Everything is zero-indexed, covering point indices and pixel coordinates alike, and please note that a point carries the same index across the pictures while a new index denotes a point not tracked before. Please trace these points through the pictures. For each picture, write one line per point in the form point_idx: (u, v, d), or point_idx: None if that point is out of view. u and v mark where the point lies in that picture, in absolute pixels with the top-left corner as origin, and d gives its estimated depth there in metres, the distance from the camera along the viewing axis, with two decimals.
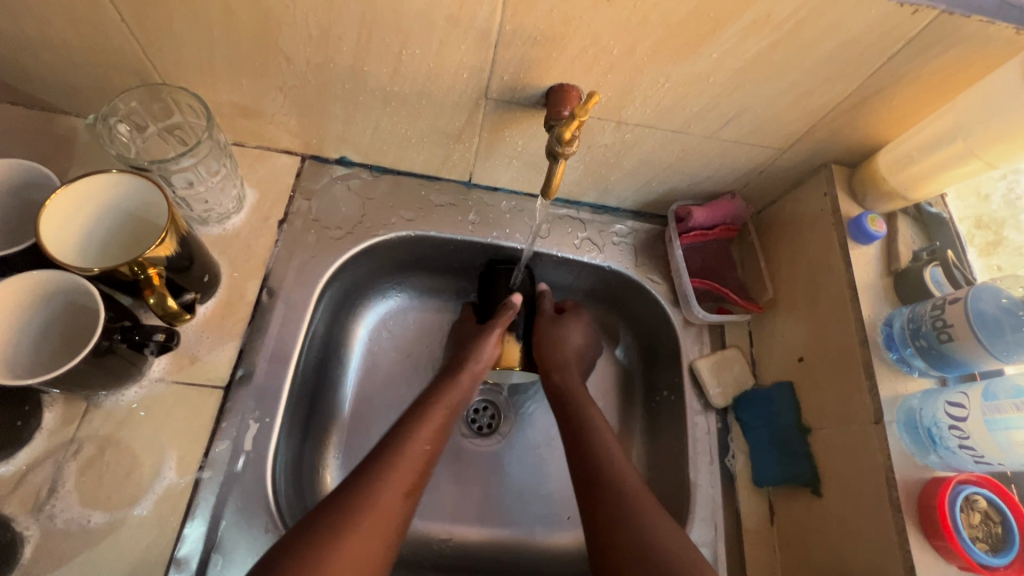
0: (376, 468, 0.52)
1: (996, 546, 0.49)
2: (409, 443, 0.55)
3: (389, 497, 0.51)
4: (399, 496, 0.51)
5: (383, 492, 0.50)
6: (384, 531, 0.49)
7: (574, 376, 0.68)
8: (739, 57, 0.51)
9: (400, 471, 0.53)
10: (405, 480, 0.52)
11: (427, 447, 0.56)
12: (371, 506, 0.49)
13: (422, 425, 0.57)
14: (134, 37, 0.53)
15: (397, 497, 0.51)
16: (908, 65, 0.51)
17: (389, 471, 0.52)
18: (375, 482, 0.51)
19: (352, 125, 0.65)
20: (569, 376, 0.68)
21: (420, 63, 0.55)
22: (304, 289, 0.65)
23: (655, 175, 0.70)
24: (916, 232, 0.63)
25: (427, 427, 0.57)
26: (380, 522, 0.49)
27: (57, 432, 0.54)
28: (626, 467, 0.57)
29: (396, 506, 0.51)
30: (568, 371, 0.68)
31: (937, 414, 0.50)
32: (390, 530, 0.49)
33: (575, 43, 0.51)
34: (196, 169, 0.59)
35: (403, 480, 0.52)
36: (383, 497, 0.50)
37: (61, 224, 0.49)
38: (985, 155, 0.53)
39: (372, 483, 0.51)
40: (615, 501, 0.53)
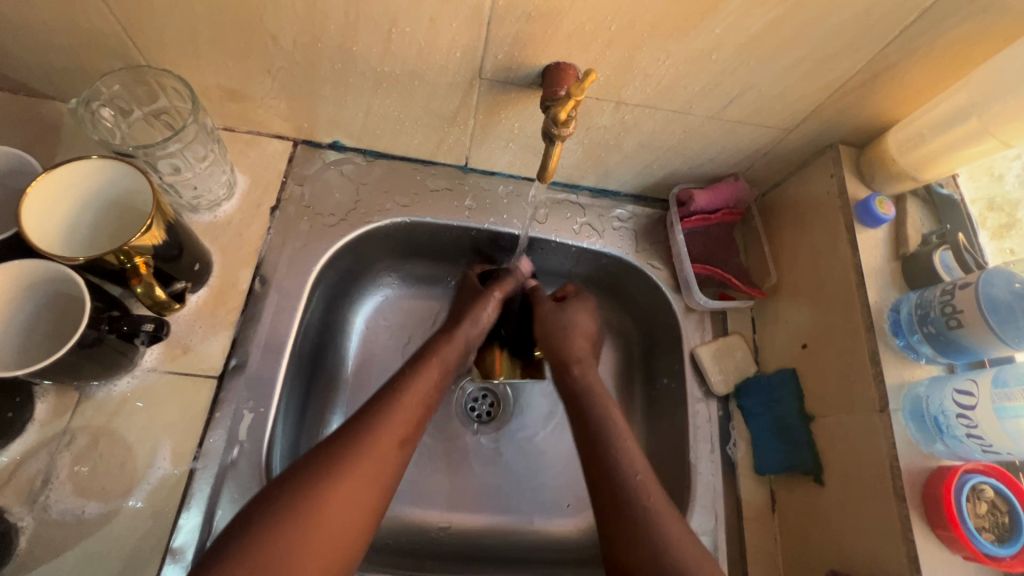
0: (372, 414, 0.51)
1: (1002, 536, 0.47)
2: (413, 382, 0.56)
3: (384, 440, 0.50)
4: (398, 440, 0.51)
5: (379, 437, 0.50)
6: (378, 478, 0.48)
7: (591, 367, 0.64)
8: (743, 33, 0.49)
9: (400, 413, 0.52)
10: (402, 426, 0.52)
11: (427, 396, 0.56)
12: (364, 455, 0.48)
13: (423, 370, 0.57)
14: (114, 18, 0.51)
15: (394, 442, 0.50)
16: (921, 39, 0.48)
17: (381, 424, 0.51)
18: (368, 428, 0.50)
19: (343, 108, 0.63)
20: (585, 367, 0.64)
21: (411, 42, 0.53)
22: (297, 277, 0.64)
23: (656, 157, 0.68)
24: (925, 215, 0.61)
25: (426, 377, 0.57)
26: (374, 467, 0.48)
27: (50, 423, 0.53)
28: (636, 453, 0.55)
29: (392, 453, 0.50)
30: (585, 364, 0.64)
31: (944, 403, 0.49)
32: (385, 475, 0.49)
33: (571, 19, 0.48)
34: (182, 154, 0.57)
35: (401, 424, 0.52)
36: (379, 440, 0.50)
37: (45, 217, 0.48)
38: (1001, 134, 0.51)
39: (363, 430, 0.50)
40: (620, 475, 0.53)
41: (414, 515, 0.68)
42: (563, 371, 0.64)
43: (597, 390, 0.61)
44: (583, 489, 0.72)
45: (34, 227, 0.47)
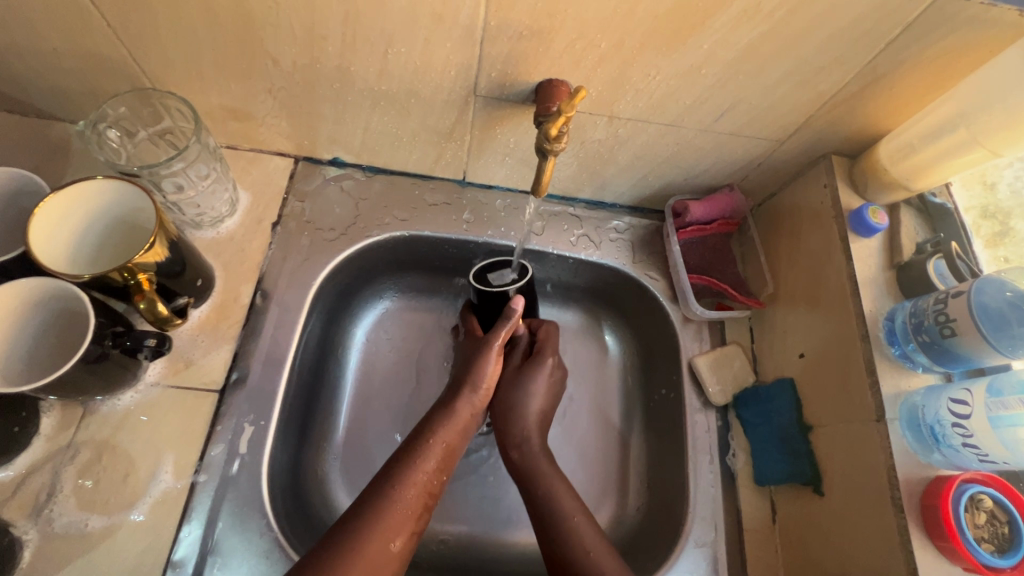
0: (366, 517, 0.48)
1: (1002, 546, 0.47)
2: (408, 481, 0.52)
3: (381, 545, 0.47)
4: (394, 543, 0.48)
5: (372, 543, 0.47)
6: None
7: (534, 443, 0.62)
8: (730, 48, 0.50)
9: (395, 516, 0.49)
10: (396, 531, 0.49)
11: (422, 491, 0.53)
12: (356, 558, 0.45)
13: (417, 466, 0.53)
14: (120, 42, 0.53)
15: (386, 549, 0.47)
16: (907, 51, 0.49)
17: (375, 528, 0.48)
18: (361, 532, 0.47)
19: (342, 125, 0.64)
20: (532, 443, 0.62)
21: (406, 61, 0.54)
22: (298, 291, 0.65)
23: (651, 169, 0.69)
24: (919, 224, 0.61)
25: (419, 468, 0.53)
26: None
27: (55, 438, 0.54)
28: (589, 531, 0.55)
29: (387, 561, 0.47)
30: (527, 445, 0.62)
31: (939, 411, 0.49)
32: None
33: (562, 38, 0.50)
34: (186, 173, 0.59)
35: (391, 532, 0.48)
36: (374, 545, 0.47)
37: (50, 234, 0.49)
38: (989, 143, 0.51)
39: (354, 536, 0.47)
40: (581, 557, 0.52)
41: None
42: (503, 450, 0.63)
43: (542, 469, 0.60)
44: None
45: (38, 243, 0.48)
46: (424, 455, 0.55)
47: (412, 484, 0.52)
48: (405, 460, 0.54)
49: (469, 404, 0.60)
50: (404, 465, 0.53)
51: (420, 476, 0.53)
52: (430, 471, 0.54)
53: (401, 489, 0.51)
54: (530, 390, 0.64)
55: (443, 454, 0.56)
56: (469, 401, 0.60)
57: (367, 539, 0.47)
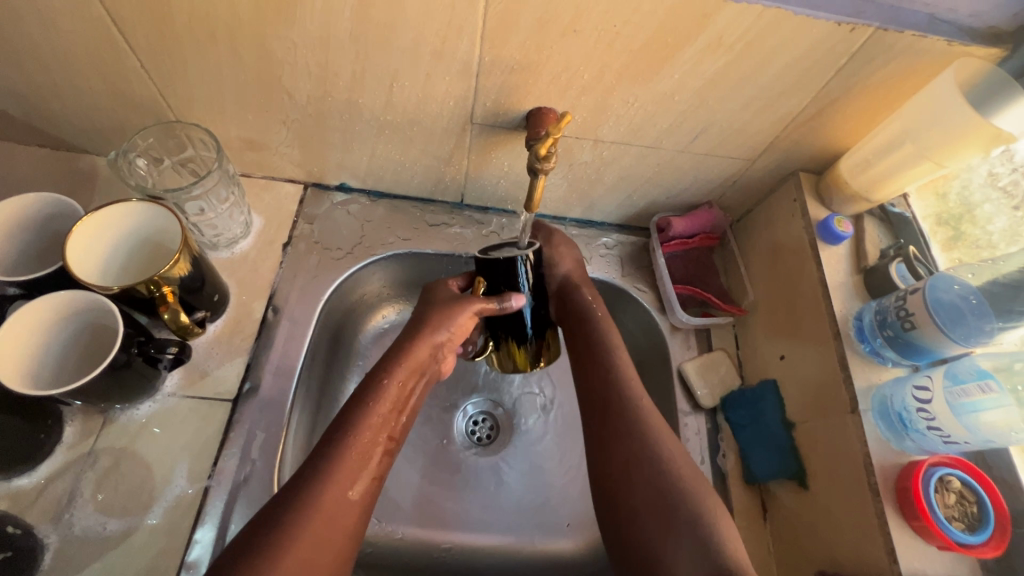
0: (320, 467, 0.48)
1: (972, 524, 0.50)
2: (366, 422, 0.52)
3: (335, 497, 0.48)
4: (350, 493, 0.49)
5: (326, 494, 0.47)
6: (329, 537, 0.46)
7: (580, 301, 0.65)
8: (698, 78, 0.56)
9: (349, 466, 0.49)
10: (349, 480, 0.49)
11: (381, 433, 0.53)
12: (312, 514, 0.46)
13: (374, 406, 0.53)
14: (151, 80, 0.59)
15: (337, 501, 0.48)
16: (854, 78, 0.55)
17: (328, 478, 0.48)
18: (313, 487, 0.47)
19: (350, 152, 0.70)
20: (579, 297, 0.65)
21: (409, 94, 0.60)
22: (306, 306, 0.69)
23: (636, 189, 0.74)
24: (882, 232, 0.66)
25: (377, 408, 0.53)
26: (327, 530, 0.46)
27: (76, 446, 0.57)
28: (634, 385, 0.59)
29: (345, 510, 0.48)
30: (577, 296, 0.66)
31: (905, 399, 0.53)
32: (339, 536, 0.47)
33: (548, 71, 0.56)
34: (206, 197, 0.64)
35: (344, 482, 0.49)
36: (329, 497, 0.47)
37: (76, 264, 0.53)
38: (935, 156, 0.57)
39: (310, 486, 0.47)
40: (623, 411, 0.57)
41: (416, 536, 0.71)
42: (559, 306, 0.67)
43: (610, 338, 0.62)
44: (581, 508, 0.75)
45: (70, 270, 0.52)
46: (378, 397, 0.54)
47: (365, 431, 0.52)
48: (358, 405, 0.53)
49: (427, 343, 0.58)
50: (357, 411, 0.53)
51: (373, 420, 0.52)
52: (383, 414, 0.54)
53: (354, 437, 0.51)
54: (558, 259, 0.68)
55: (398, 395, 0.55)
56: (429, 341, 0.58)
57: (316, 496, 0.47)
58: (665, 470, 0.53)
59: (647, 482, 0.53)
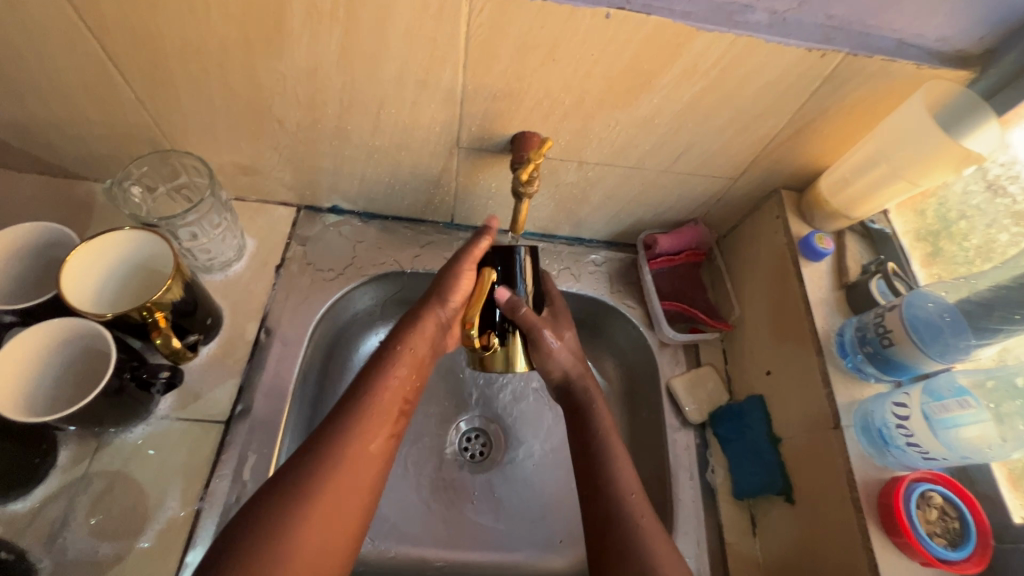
0: (344, 420, 0.52)
1: (953, 540, 0.50)
2: (386, 384, 0.56)
3: (360, 450, 0.51)
4: (372, 446, 0.52)
5: (352, 443, 0.51)
6: (354, 483, 0.49)
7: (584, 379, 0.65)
8: (676, 101, 0.57)
9: (371, 419, 0.53)
10: (379, 429, 0.53)
11: (398, 396, 0.56)
12: (341, 466, 0.49)
13: (393, 369, 0.57)
14: (146, 110, 0.61)
15: (366, 452, 0.51)
16: (829, 100, 0.57)
17: (353, 429, 0.51)
18: (341, 436, 0.51)
19: (341, 176, 0.72)
20: (585, 381, 0.65)
21: (396, 120, 0.62)
22: (298, 327, 0.71)
23: (622, 207, 0.75)
24: (864, 247, 0.67)
25: (396, 372, 0.57)
26: (355, 477, 0.49)
27: (70, 470, 0.58)
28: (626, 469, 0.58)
29: (370, 460, 0.51)
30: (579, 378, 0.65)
31: (885, 415, 0.53)
32: (366, 482, 0.50)
33: (530, 97, 0.57)
34: (199, 223, 0.65)
35: (370, 433, 0.52)
36: (355, 450, 0.50)
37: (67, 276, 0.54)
38: (909, 175, 0.58)
39: (337, 433, 0.51)
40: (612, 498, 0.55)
41: (410, 553, 0.71)
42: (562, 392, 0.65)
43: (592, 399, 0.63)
44: (573, 524, 0.75)
45: (63, 268, 0.53)
46: (395, 362, 0.58)
47: (386, 392, 0.55)
48: (377, 369, 0.57)
49: (438, 312, 0.62)
50: (377, 373, 0.56)
51: (392, 382, 0.56)
52: (400, 382, 0.57)
53: (376, 398, 0.54)
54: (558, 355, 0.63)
55: (414, 361, 0.59)
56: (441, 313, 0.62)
57: (341, 457, 0.50)
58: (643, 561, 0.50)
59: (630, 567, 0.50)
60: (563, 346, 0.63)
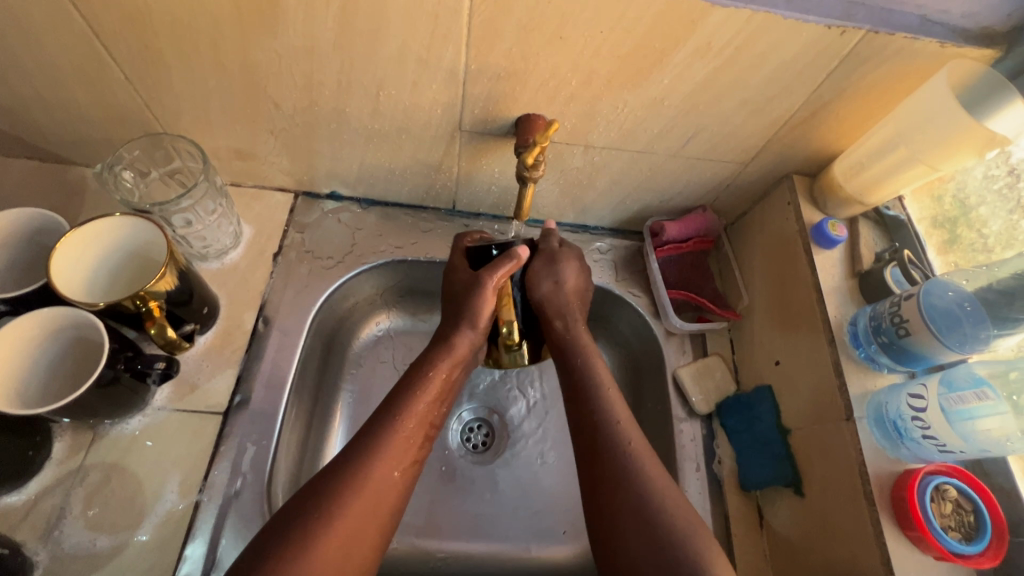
0: (368, 447, 0.51)
1: (969, 534, 0.49)
2: (411, 409, 0.55)
3: (383, 475, 0.50)
4: (395, 471, 0.51)
5: (375, 471, 0.50)
6: (373, 511, 0.48)
7: (579, 326, 0.63)
8: (688, 82, 0.55)
9: (398, 446, 0.52)
10: (402, 458, 0.52)
11: (423, 422, 0.56)
12: (359, 490, 0.48)
13: (418, 395, 0.56)
14: (136, 92, 0.58)
15: (390, 475, 0.51)
16: (847, 81, 0.54)
17: (376, 457, 0.51)
18: (360, 463, 0.50)
19: (339, 160, 0.70)
20: (572, 320, 0.63)
21: (396, 102, 0.59)
22: (297, 317, 0.69)
23: (629, 193, 0.73)
24: (878, 235, 0.65)
25: (423, 398, 0.56)
26: (374, 505, 0.49)
27: (65, 462, 0.57)
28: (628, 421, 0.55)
29: (390, 488, 0.50)
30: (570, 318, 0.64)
31: (900, 407, 0.52)
32: (385, 510, 0.50)
33: (536, 77, 0.55)
34: (194, 209, 0.63)
35: (393, 461, 0.51)
36: (377, 475, 0.50)
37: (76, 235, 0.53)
38: (929, 160, 0.56)
39: (359, 463, 0.50)
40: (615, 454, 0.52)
41: (412, 545, 0.70)
42: (546, 325, 0.64)
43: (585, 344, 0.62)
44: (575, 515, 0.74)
45: (52, 257, 0.51)
46: (425, 387, 0.57)
47: (412, 417, 0.55)
48: (405, 393, 0.56)
49: (466, 340, 0.61)
50: (407, 395, 0.56)
51: (419, 408, 0.56)
52: (427, 405, 0.57)
53: (404, 420, 0.54)
54: (558, 275, 0.65)
55: (441, 386, 0.58)
56: (468, 337, 0.61)
57: (357, 482, 0.49)
58: (653, 508, 0.48)
59: (641, 522, 0.48)
60: (551, 276, 0.65)
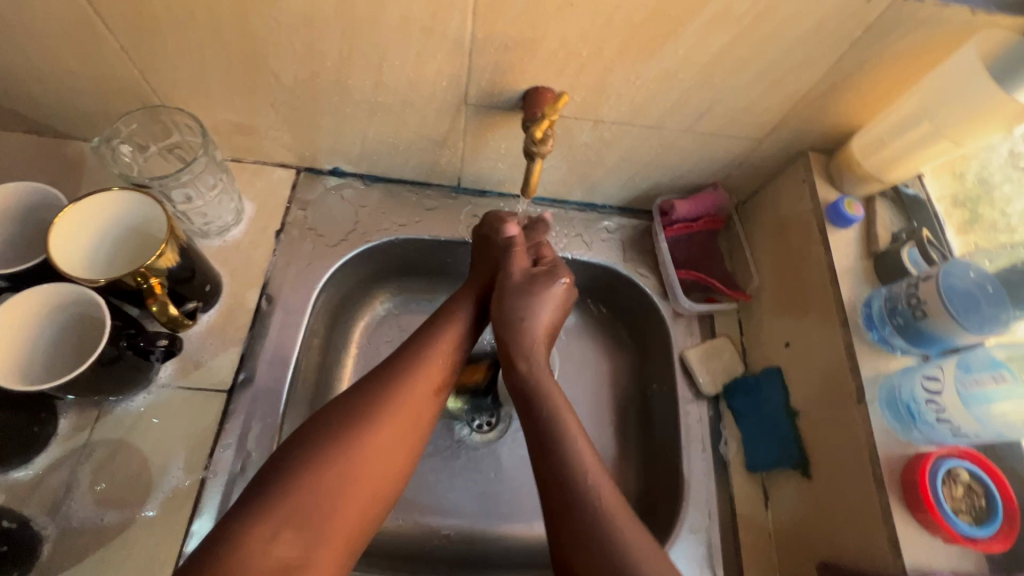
0: (384, 380, 0.53)
1: (979, 517, 0.49)
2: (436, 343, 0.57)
3: (406, 402, 0.53)
4: (421, 397, 0.54)
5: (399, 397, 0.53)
6: (396, 435, 0.51)
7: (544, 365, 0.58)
8: (703, 53, 0.53)
9: (420, 375, 0.55)
10: (426, 385, 0.54)
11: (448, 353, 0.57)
12: (380, 418, 0.51)
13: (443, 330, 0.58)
14: (133, 63, 0.56)
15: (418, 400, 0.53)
16: (870, 52, 0.52)
17: (397, 387, 0.53)
18: (374, 398, 0.52)
19: (341, 135, 0.68)
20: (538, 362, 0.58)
21: (400, 74, 0.57)
22: (301, 295, 0.68)
23: (639, 170, 0.71)
24: (895, 214, 0.63)
25: (447, 332, 0.58)
26: (396, 431, 0.51)
27: (71, 437, 0.57)
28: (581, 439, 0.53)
29: (417, 411, 0.53)
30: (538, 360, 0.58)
31: (914, 390, 0.52)
32: (410, 433, 0.52)
33: (545, 47, 0.53)
34: (194, 184, 0.62)
35: (419, 387, 0.54)
36: (400, 401, 0.52)
37: (94, 199, 0.53)
38: (953, 135, 0.54)
39: (375, 393, 0.52)
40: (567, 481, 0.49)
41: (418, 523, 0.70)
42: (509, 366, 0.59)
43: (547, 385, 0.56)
44: None
45: (50, 232, 0.51)
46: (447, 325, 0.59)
47: (437, 349, 0.56)
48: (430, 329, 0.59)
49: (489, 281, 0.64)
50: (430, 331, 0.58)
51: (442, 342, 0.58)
52: (452, 342, 0.58)
53: (427, 353, 0.56)
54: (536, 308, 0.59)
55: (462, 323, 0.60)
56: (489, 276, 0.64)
57: (387, 405, 0.52)
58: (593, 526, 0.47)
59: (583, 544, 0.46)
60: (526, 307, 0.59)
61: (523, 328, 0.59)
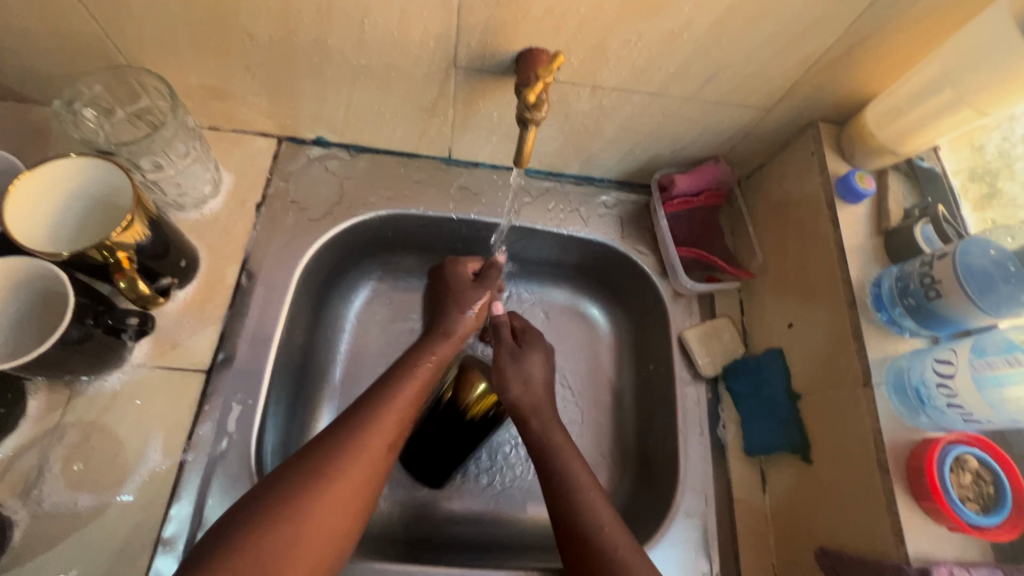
0: (348, 425, 0.49)
1: (987, 506, 0.47)
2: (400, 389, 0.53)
3: (366, 453, 0.48)
4: (383, 449, 0.49)
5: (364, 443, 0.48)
6: (354, 492, 0.46)
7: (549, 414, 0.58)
8: (710, 11, 0.49)
9: (383, 422, 0.50)
10: (389, 434, 0.50)
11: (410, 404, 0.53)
12: (340, 472, 0.46)
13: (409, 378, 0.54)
14: (93, 19, 0.52)
15: (382, 448, 0.49)
16: (891, 11, 0.48)
17: (361, 435, 0.48)
18: (336, 445, 0.47)
19: (323, 101, 0.64)
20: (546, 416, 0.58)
21: (383, 33, 0.53)
22: (283, 272, 0.65)
23: (639, 141, 0.68)
24: (908, 189, 0.60)
25: (413, 379, 0.54)
26: (351, 485, 0.46)
27: (42, 418, 0.54)
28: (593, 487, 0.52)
29: (375, 464, 0.48)
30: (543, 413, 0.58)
31: (924, 373, 0.49)
32: (364, 493, 0.47)
33: (539, 3, 0.49)
34: (164, 151, 0.58)
35: (383, 437, 0.49)
36: (366, 448, 0.48)
37: (55, 163, 0.50)
38: (975, 103, 0.51)
39: (346, 438, 0.48)
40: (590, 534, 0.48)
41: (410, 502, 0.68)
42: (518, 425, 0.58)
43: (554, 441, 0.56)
44: None
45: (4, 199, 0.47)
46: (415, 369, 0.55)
47: (402, 398, 0.52)
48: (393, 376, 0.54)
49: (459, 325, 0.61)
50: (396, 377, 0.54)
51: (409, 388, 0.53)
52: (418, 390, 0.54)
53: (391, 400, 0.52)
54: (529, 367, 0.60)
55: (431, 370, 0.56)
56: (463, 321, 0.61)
57: (350, 453, 0.47)
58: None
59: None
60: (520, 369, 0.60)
61: (527, 388, 0.59)
